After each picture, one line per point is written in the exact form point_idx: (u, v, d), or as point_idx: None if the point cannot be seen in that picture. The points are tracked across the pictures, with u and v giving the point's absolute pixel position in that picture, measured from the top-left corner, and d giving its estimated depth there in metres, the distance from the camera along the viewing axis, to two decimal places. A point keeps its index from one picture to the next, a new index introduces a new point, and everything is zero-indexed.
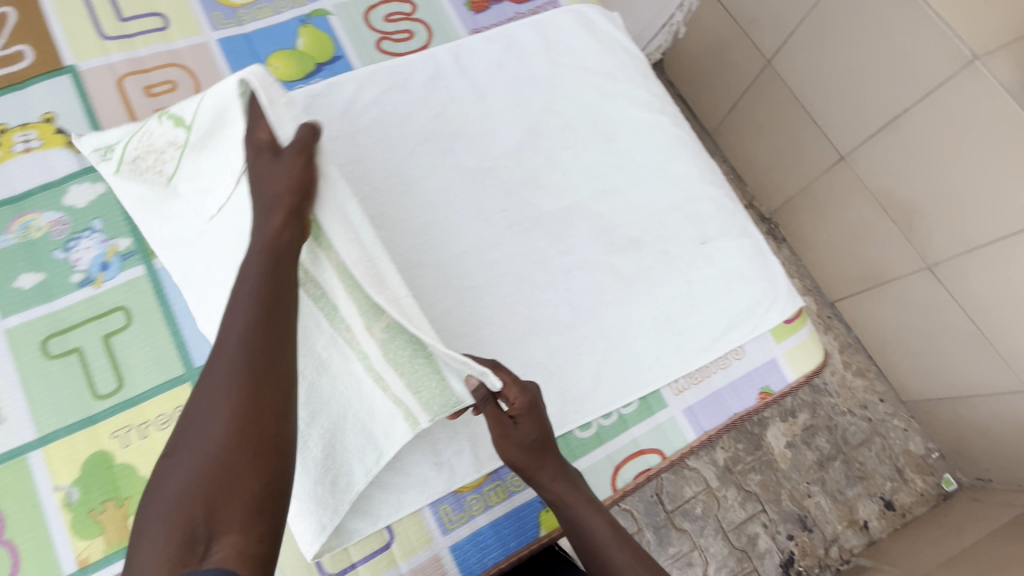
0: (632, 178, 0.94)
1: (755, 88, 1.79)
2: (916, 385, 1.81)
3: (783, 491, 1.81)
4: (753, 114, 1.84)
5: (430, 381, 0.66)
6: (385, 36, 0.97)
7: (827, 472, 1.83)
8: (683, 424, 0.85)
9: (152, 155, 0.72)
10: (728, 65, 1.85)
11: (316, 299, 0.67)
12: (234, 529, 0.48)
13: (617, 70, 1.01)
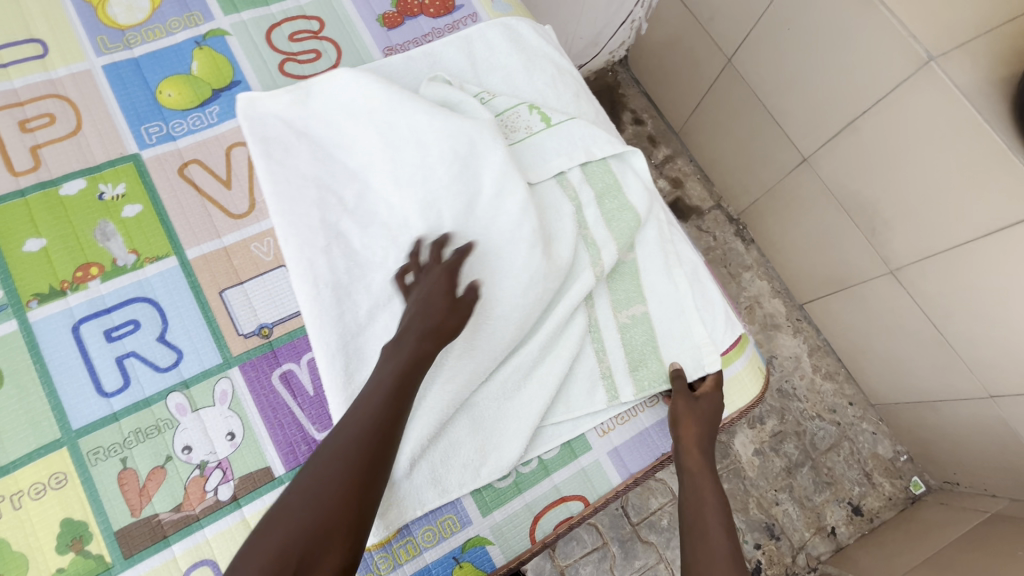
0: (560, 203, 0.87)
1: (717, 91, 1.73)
2: (884, 390, 1.76)
3: (751, 500, 1.75)
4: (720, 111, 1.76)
5: (653, 360, 0.84)
6: (290, 57, 0.90)
7: (795, 479, 1.78)
8: (608, 467, 0.81)
9: (514, 120, 0.90)
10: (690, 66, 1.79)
11: (588, 249, 0.85)
12: (336, 550, 0.58)
13: (544, 85, 0.95)
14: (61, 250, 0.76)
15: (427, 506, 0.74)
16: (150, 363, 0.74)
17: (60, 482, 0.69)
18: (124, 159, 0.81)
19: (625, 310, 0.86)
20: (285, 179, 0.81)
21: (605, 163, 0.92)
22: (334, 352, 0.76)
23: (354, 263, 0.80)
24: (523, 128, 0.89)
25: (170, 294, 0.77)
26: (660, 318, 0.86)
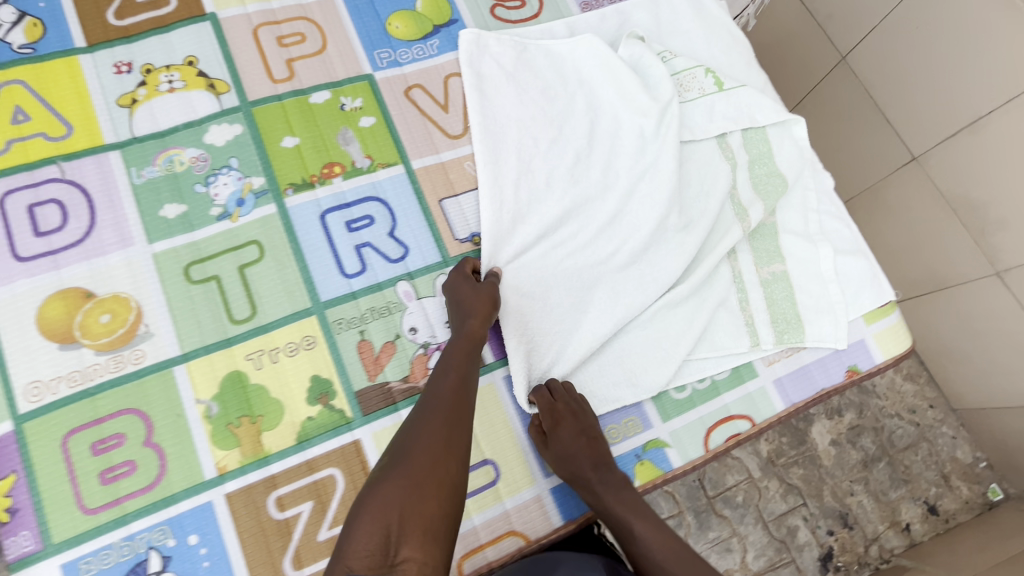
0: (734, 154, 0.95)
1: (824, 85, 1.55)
2: (959, 399, 1.45)
3: (827, 490, 1.45)
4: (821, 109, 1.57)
5: (791, 316, 0.89)
6: (499, 3, 1.00)
7: (872, 476, 1.45)
8: (773, 394, 0.87)
9: (690, 81, 0.97)
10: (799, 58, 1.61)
11: (733, 207, 0.93)
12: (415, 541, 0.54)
13: (721, 49, 1.03)
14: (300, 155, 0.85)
15: None
16: (381, 254, 0.84)
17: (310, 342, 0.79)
18: (360, 78, 0.92)
19: (766, 267, 0.91)
20: (487, 113, 0.92)
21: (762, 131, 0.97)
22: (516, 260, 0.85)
23: (534, 195, 0.89)
24: (696, 91, 0.97)
25: (396, 199, 0.87)
26: (802, 275, 0.91)
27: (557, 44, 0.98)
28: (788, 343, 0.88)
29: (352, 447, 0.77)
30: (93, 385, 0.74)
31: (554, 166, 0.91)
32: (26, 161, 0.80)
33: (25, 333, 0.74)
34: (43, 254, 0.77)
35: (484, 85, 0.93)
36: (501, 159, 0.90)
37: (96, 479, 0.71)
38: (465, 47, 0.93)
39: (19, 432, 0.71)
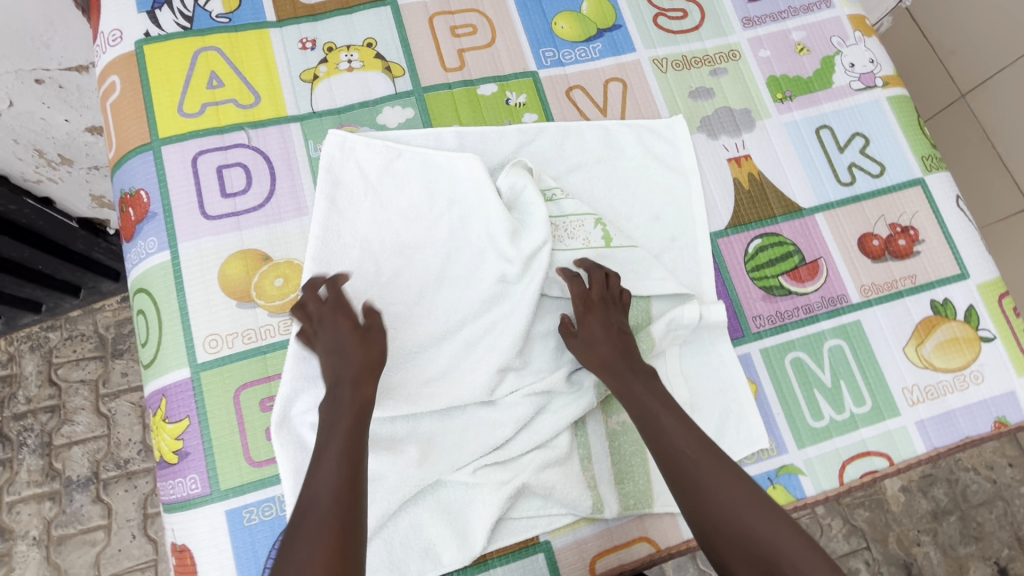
0: (887, 187, 0.95)
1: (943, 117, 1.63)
2: None
3: (891, 534, 1.51)
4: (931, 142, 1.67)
5: (640, 475, 0.78)
6: (661, 12, 1.00)
7: (941, 525, 1.52)
8: (913, 435, 0.86)
9: (575, 228, 0.84)
10: (920, 91, 1.68)
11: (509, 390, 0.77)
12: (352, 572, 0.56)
13: (883, 76, 1.00)
14: (457, 144, 0.86)
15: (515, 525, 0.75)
16: None
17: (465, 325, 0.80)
18: (525, 74, 0.93)
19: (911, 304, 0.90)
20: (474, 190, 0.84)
21: (650, 300, 0.84)
22: None
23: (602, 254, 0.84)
24: (580, 241, 0.84)
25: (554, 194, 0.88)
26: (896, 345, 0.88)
27: (438, 153, 0.84)
28: (634, 509, 0.77)
29: None
30: (266, 344, 0.77)
31: (390, 301, 0.79)
32: (218, 125, 0.84)
33: (206, 287, 0.78)
34: (228, 214, 0.81)
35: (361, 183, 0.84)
36: (463, 240, 0.82)
37: (263, 435, 0.75)
38: (327, 150, 0.82)
39: (196, 379, 0.75)
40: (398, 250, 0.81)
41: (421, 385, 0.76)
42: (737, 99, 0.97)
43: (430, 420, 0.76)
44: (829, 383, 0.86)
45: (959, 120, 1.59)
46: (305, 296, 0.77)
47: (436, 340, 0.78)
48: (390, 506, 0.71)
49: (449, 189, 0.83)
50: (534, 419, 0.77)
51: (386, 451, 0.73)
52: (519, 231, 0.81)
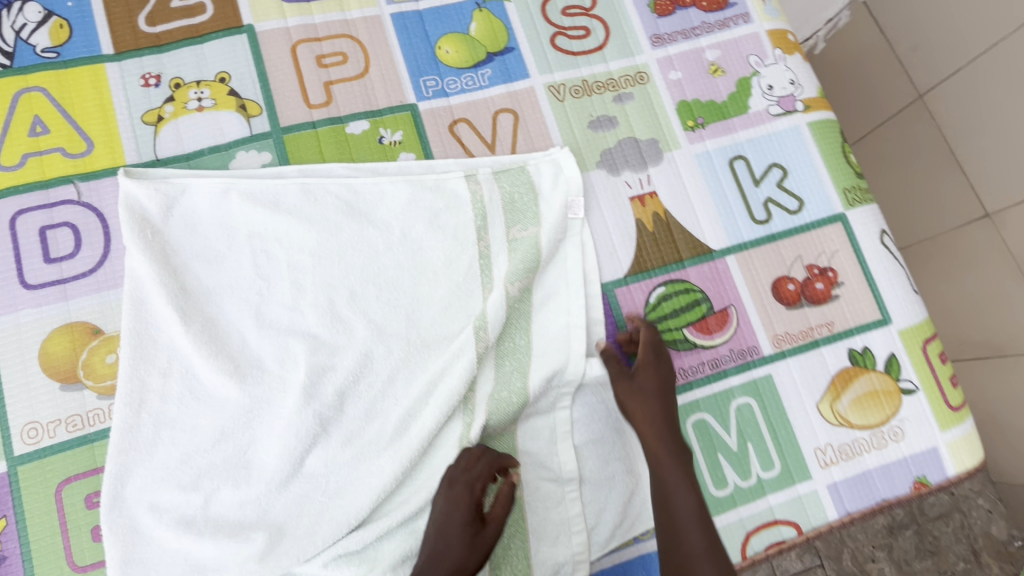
0: (805, 224, 0.86)
1: (891, 124, 1.48)
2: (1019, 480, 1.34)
3: None
4: (874, 153, 1.51)
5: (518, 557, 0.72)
6: (560, 30, 0.90)
7: None
8: (825, 499, 0.79)
9: (451, 284, 0.78)
10: (862, 98, 1.52)
11: (367, 473, 0.70)
12: None
13: (805, 99, 0.91)
14: (316, 193, 0.77)
15: None
16: (413, 304, 0.76)
17: (321, 400, 0.71)
18: (402, 107, 0.84)
19: (830, 353, 0.83)
20: (339, 248, 0.76)
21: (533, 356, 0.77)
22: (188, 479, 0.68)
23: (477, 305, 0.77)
24: (457, 297, 0.77)
25: (431, 242, 0.78)
26: (809, 401, 0.81)
27: (300, 198, 0.77)
28: None
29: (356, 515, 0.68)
30: (93, 432, 0.69)
31: (227, 369, 0.71)
32: (42, 178, 0.74)
33: (23, 367, 0.69)
34: (52, 282, 0.72)
35: (208, 234, 0.75)
36: (321, 304, 0.74)
37: (88, 535, 0.67)
38: (126, 228, 0.72)
39: (13, 476, 0.67)
40: (251, 316, 0.73)
41: (268, 471, 0.69)
42: (643, 128, 0.88)
43: (281, 505, 0.68)
44: (734, 447, 0.79)
45: (910, 127, 1.45)
46: (126, 355, 0.70)
47: (287, 420, 0.70)
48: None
49: (308, 247, 0.76)
50: (393, 496, 0.71)
51: (227, 542, 0.66)
52: (385, 291, 0.76)
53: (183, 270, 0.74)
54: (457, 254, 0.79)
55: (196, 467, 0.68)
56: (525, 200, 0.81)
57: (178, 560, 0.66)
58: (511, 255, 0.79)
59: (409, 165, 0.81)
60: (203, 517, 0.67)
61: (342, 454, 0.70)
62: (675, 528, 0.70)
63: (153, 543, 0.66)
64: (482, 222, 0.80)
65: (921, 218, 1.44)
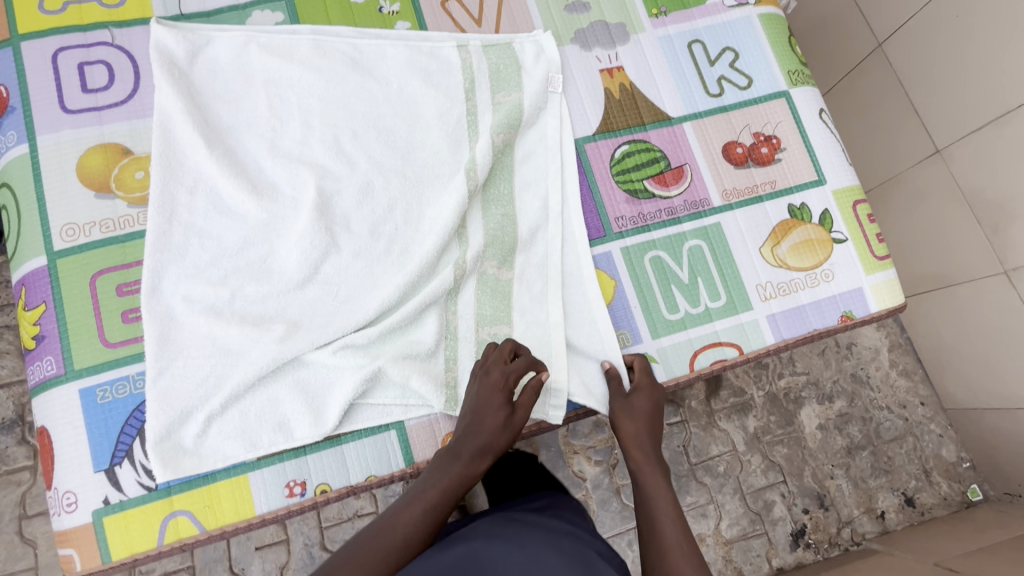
0: (753, 98, 0.98)
1: (858, 70, 1.51)
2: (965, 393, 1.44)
3: (807, 467, 1.41)
4: (843, 96, 1.57)
5: None
6: None
7: (854, 458, 1.43)
8: (764, 326, 0.90)
9: (441, 131, 0.88)
10: (836, 45, 1.56)
11: (364, 277, 0.81)
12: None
13: None
14: (323, 46, 0.87)
15: (388, 411, 0.78)
16: (407, 147, 0.87)
17: (325, 215, 0.81)
18: None
19: (772, 206, 0.95)
20: (342, 93, 0.86)
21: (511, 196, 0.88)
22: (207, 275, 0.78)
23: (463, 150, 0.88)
24: (446, 142, 0.88)
25: (424, 97, 0.89)
26: (753, 245, 0.93)
27: (309, 49, 0.87)
28: None
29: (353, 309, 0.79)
30: (124, 233, 0.78)
31: (242, 186, 0.80)
32: (81, 23, 0.84)
33: (64, 178, 0.79)
34: (89, 109, 0.82)
35: (226, 76, 0.84)
36: (327, 138, 0.84)
37: (120, 317, 0.76)
38: (156, 62, 0.81)
39: (53, 266, 0.76)
40: (263, 145, 0.83)
41: (278, 273, 0.79)
42: (612, 13, 1.00)
43: (297, 304, 0.79)
44: (686, 280, 0.91)
45: (864, 80, 1.50)
46: (157, 171, 0.79)
47: (295, 231, 0.80)
48: (252, 381, 0.74)
49: (314, 90, 0.86)
50: (398, 306, 0.80)
51: (251, 327, 0.76)
52: (382, 134, 0.86)
53: (205, 105, 0.83)
54: (448, 107, 0.89)
55: (214, 266, 0.78)
56: (508, 66, 0.92)
57: (205, 340, 0.75)
58: (494, 110, 0.90)
59: (405, 31, 0.92)
60: (219, 306, 0.77)
61: (342, 264, 0.80)
62: (648, 494, 0.75)
63: (185, 327, 0.75)
64: (470, 83, 0.90)
65: (877, 163, 1.51)
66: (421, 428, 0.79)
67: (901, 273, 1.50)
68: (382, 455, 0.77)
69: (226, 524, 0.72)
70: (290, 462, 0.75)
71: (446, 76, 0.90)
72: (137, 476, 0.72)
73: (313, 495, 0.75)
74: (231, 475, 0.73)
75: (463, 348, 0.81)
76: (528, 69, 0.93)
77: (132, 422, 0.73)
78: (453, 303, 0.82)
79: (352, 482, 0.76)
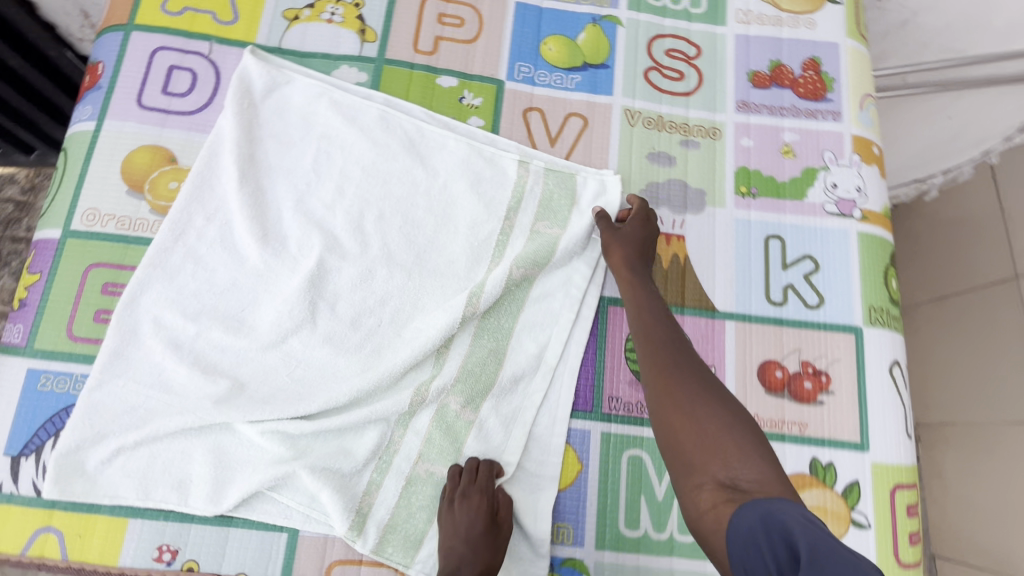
0: (816, 321, 0.85)
1: (976, 298, 1.33)
2: None
3: None
4: (945, 316, 1.38)
5: (421, 514, 0.75)
6: (657, 67, 0.96)
7: None
8: None
9: (467, 240, 0.84)
10: (954, 257, 1.39)
11: (325, 363, 0.77)
12: None
13: (865, 209, 0.91)
14: (388, 120, 0.86)
15: (287, 512, 0.73)
16: (428, 244, 0.83)
17: (314, 288, 0.78)
18: (491, 80, 0.92)
19: (792, 453, 0.81)
20: (387, 171, 0.84)
21: (509, 332, 0.82)
22: (183, 305, 0.77)
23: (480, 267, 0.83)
24: (467, 253, 0.83)
25: (466, 200, 0.85)
26: None
27: (375, 119, 0.86)
28: (387, 558, 0.73)
29: (301, 393, 0.75)
30: (132, 235, 0.80)
31: (253, 229, 0.80)
32: (188, 30, 0.89)
33: (108, 165, 0.82)
34: (159, 110, 0.85)
35: (288, 119, 0.85)
36: (352, 211, 0.82)
37: (92, 315, 0.77)
38: (230, 91, 0.83)
39: (61, 243, 0.79)
40: (292, 197, 0.82)
41: (249, 326, 0.77)
42: (696, 176, 0.91)
43: (251, 366, 0.76)
44: (660, 496, 0.79)
45: (976, 307, 1.33)
46: (186, 191, 0.80)
47: (282, 292, 0.78)
48: (176, 433, 0.72)
49: (362, 160, 0.84)
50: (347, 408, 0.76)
51: (197, 374, 0.74)
52: (408, 223, 0.83)
53: (257, 142, 0.84)
54: (484, 218, 0.85)
55: (195, 297, 0.77)
56: (562, 200, 0.86)
57: (152, 368, 0.74)
58: (529, 239, 0.84)
59: (474, 128, 0.89)
60: (178, 340, 0.75)
61: (311, 341, 0.77)
62: (688, 403, 0.63)
63: (140, 348, 0.75)
64: (515, 203, 0.86)
65: (962, 403, 1.31)
66: (311, 543, 0.73)
67: (950, 534, 1.27)
68: (260, 555, 0.72)
69: (87, 561, 0.70)
70: (172, 525, 0.71)
71: (496, 187, 0.86)
72: (34, 477, 0.71)
73: (178, 568, 0.70)
74: (112, 513, 0.71)
75: (391, 475, 0.75)
76: (580, 207, 0.86)
77: (55, 420, 0.73)
78: (402, 424, 0.77)
79: (221, 570, 0.71)
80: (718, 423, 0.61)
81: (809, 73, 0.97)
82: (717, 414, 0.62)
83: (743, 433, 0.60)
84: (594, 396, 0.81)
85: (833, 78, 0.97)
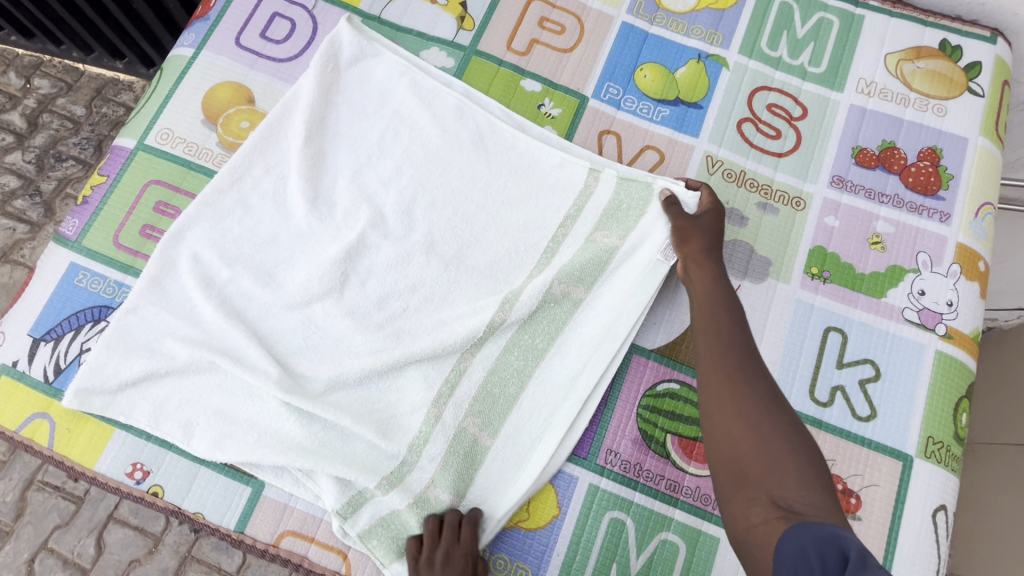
0: (859, 434, 0.76)
1: None
2: None
3: None
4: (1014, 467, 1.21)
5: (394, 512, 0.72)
6: (753, 119, 0.89)
7: None
8: None
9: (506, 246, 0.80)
10: None
11: (334, 333, 0.76)
12: None
13: (950, 327, 0.80)
14: (461, 110, 0.84)
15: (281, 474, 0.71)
16: (466, 241, 0.80)
17: (344, 257, 0.77)
18: (575, 94, 0.89)
19: None
20: (447, 160, 0.83)
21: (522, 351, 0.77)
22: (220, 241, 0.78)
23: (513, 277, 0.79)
24: (502, 261, 0.80)
25: (517, 207, 0.82)
26: None
27: (449, 106, 0.84)
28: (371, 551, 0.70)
29: (303, 356, 0.75)
30: (195, 163, 0.83)
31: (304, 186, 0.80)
32: None
33: (193, 93, 0.85)
34: (251, 51, 0.87)
35: (366, 87, 0.85)
36: (403, 191, 0.81)
37: (138, 228, 0.80)
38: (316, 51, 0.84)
39: (132, 154, 0.83)
40: (350, 163, 0.82)
41: (273, 277, 0.78)
42: (766, 243, 0.83)
43: (265, 316, 0.76)
44: (633, 569, 0.72)
45: None
46: (253, 140, 0.81)
47: (314, 253, 0.78)
48: (173, 362, 0.72)
49: (425, 144, 0.83)
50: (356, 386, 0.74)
51: (212, 309, 0.75)
52: (453, 216, 0.81)
53: (331, 103, 0.84)
54: (529, 230, 0.81)
55: (232, 235, 0.79)
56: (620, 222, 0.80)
57: (176, 293, 0.76)
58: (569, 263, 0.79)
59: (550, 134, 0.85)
60: (206, 272, 0.77)
61: (326, 307, 0.76)
62: (747, 417, 0.59)
63: (169, 269, 0.77)
64: (575, 213, 0.81)
65: None
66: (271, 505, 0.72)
67: None
68: (221, 501, 0.72)
69: (68, 457, 0.72)
70: (151, 446, 0.73)
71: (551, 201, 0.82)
72: (46, 364, 0.75)
73: (144, 489, 0.72)
74: (102, 419, 0.73)
75: None
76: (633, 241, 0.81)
77: (80, 317, 0.76)
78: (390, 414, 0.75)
79: (182, 504, 0.72)
80: (779, 438, 0.58)
81: (924, 164, 0.87)
82: (773, 423, 0.59)
83: (800, 451, 0.57)
84: (592, 443, 0.76)
85: (951, 174, 0.86)
